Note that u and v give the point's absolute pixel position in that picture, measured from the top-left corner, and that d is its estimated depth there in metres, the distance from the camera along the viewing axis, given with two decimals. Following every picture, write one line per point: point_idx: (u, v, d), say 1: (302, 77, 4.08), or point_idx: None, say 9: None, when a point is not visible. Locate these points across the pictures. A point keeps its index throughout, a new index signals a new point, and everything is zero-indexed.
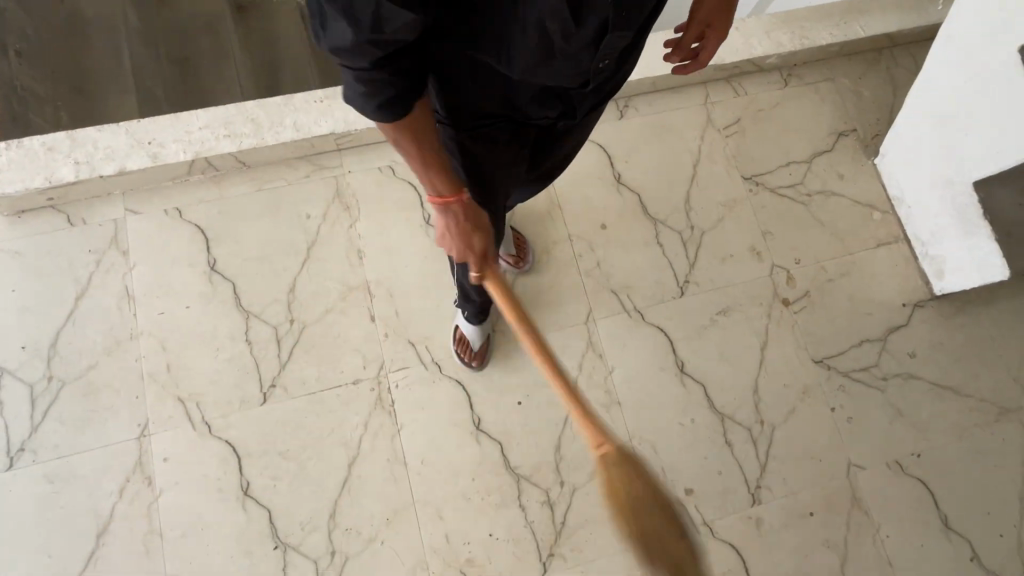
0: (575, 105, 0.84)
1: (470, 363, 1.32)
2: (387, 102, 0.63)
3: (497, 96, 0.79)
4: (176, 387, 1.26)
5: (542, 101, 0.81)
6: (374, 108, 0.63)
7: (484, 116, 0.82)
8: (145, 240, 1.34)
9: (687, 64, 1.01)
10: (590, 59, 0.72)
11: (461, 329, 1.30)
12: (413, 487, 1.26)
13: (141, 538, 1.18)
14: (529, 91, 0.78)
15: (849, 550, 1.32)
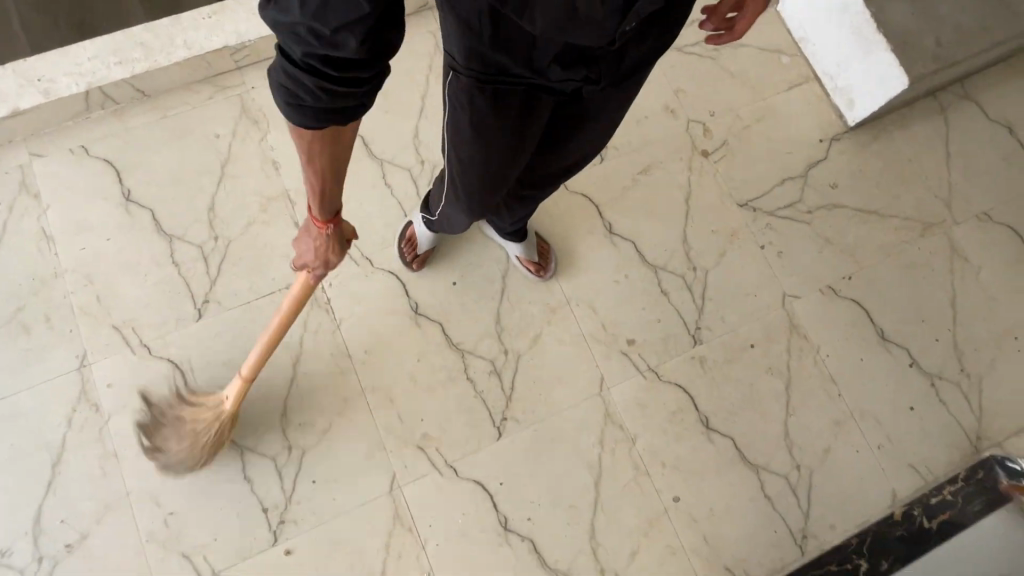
0: (601, 70, 0.74)
1: (409, 263, 1.33)
2: (308, 106, 0.56)
3: (517, 56, 0.68)
4: (109, 317, 1.26)
5: (566, 64, 0.70)
6: (286, 105, 0.56)
7: (500, 79, 0.72)
8: (54, 181, 1.32)
9: (722, 35, 0.84)
10: (619, 22, 0.64)
11: (412, 229, 1.30)
12: (360, 376, 1.28)
13: (95, 464, 1.19)
14: (550, 52, 0.67)
15: (792, 373, 1.37)
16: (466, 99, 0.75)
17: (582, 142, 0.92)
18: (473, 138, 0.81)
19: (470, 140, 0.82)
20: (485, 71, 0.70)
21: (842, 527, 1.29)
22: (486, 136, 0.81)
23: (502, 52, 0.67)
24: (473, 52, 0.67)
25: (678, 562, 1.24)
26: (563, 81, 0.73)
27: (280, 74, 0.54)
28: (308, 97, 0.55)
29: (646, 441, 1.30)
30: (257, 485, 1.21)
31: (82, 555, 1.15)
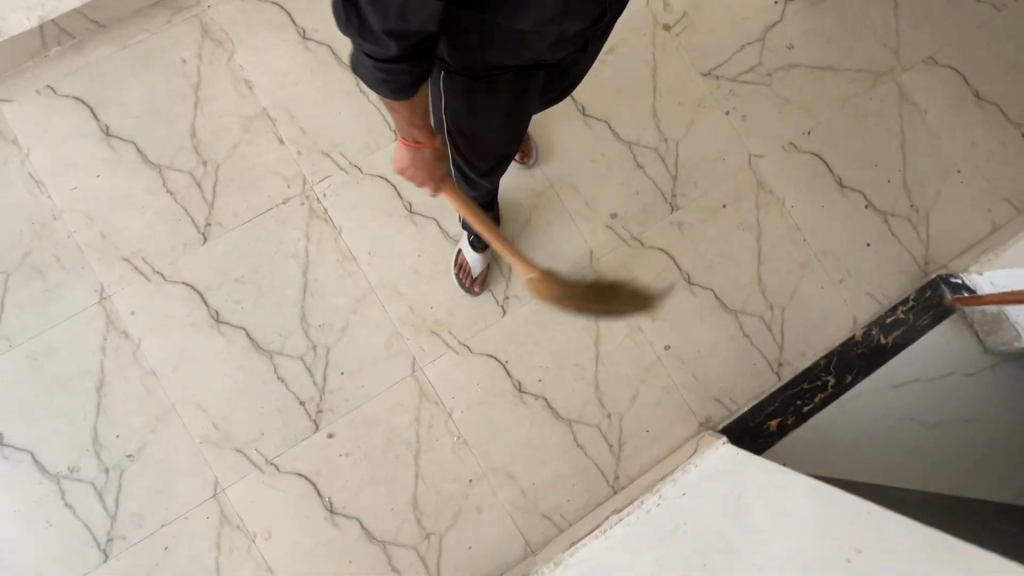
0: (588, 41, 0.81)
1: (470, 288, 1.38)
2: (403, 86, 0.68)
3: (509, 52, 0.76)
4: (117, 249, 1.31)
5: (555, 48, 0.77)
6: (388, 89, 0.68)
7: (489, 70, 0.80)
8: (28, 124, 1.32)
9: None
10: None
11: (463, 255, 1.35)
12: (367, 276, 1.37)
13: (136, 384, 1.29)
14: (542, 44, 0.75)
15: (761, 226, 1.50)
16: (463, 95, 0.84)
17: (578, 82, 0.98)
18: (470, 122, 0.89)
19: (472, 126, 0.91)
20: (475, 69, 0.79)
21: (811, 352, 1.48)
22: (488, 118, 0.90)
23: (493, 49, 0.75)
24: (467, 57, 0.76)
25: (673, 398, 1.42)
26: (555, 57, 0.81)
27: (380, 74, 0.66)
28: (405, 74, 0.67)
29: (636, 301, 1.44)
30: (290, 382, 1.33)
31: (144, 461, 1.27)
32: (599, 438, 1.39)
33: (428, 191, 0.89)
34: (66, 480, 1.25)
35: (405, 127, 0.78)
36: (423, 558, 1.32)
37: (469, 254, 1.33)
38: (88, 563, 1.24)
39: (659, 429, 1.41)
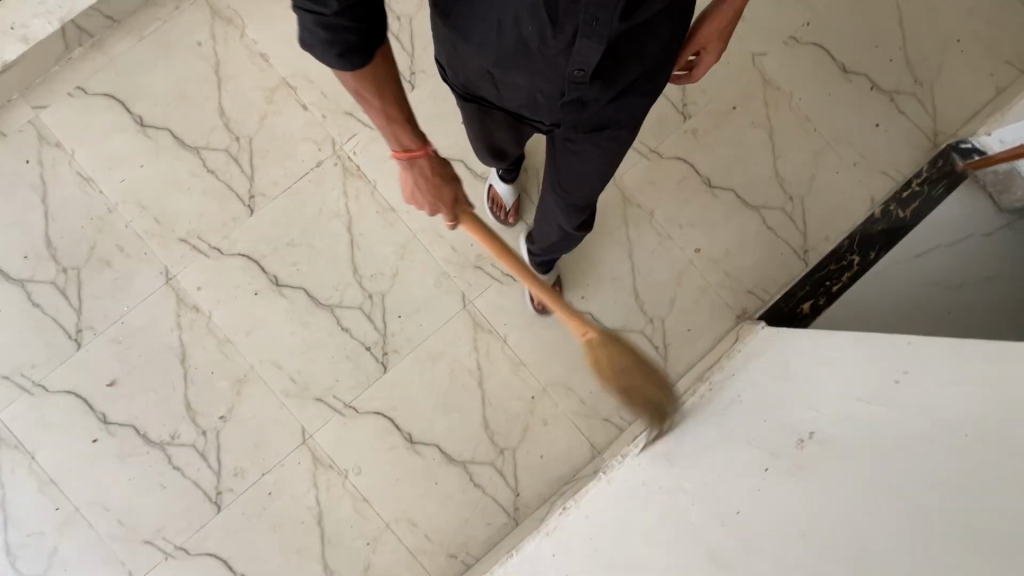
0: (560, 120, 0.87)
1: (504, 219, 1.46)
2: (347, 54, 0.66)
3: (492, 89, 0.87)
4: (174, 232, 1.40)
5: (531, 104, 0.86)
6: (334, 56, 0.66)
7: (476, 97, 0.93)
8: (68, 126, 1.39)
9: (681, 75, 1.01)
10: (563, 67, 0.76)
11: (495, 188, 1.42)
12: (408, 223, 1.45)
13: (216, 352, 1.39)
14: (518, 91, 0.84)
15: (773, 122, 1.55)
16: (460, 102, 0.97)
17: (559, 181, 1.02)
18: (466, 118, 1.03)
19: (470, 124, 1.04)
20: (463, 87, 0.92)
21: (834, 236, 1.55)
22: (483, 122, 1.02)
23: (475, 79, 0.87)
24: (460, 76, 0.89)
25: (710, 297, 1.51)
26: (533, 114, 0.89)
27: (317, 29, 0.63)
28: (348, 33, 0.65)
29: (662, 210, 1.51)
30: (354, 330, 1.42)
31: (236, 420, 1.39)
32: (646, 342, 1.49)
33: (445, 224, 0.90)
34: (170, 446, 1.37)
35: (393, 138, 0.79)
36: (501, 470, 1.44)
37: (500, 187, 1.40)
38: (205, 516, 1.37)
39: (700, 327, 1.50)
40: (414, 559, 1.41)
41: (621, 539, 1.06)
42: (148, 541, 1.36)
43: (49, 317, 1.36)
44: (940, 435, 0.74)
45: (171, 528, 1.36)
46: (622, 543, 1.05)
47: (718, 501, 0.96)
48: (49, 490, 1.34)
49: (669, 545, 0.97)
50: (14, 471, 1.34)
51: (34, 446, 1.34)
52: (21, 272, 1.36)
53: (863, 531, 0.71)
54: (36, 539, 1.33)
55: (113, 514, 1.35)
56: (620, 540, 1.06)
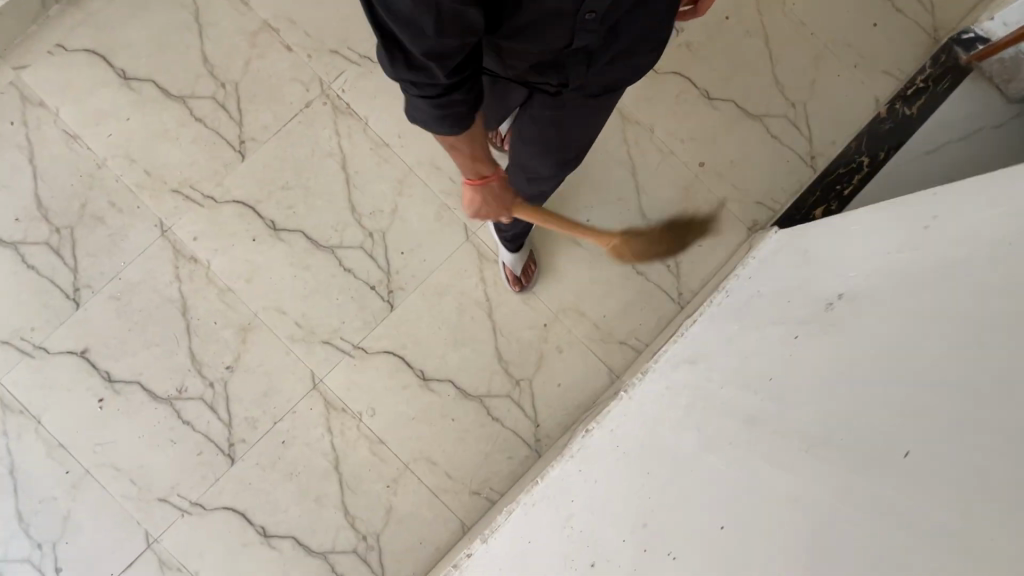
0: (571, 74, 0.81)
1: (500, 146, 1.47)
2: (456, 118, 0.68)
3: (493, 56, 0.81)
4: (165, 184, 1.36)
5: (539, 72, 0.81)
6: (439, 123, 0.68)
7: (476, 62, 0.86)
8: (49, 84, 1.36)
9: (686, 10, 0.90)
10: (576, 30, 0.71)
11: None
12: (404, 158, 1.41)
13: (218, 302, 1.36)
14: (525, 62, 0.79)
15: (768, 29, 1.51)
16: None
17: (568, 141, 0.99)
18: None
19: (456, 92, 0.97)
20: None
21: (841, 140, 1.51)
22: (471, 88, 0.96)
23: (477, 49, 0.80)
24: None
25: (718, 211, 1.47)
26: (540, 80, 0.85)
27: (431, 104, 0.65)
28: (458, 96, 0.65)
29: (662, 127, 1.48)
30: (357, 271, 1.39)
31: (244, 370, 1.35)
32: (656, 261, 1.45)
33: (503, 223, 0.93)
34: (179, 401, 1.34)
35: (471, 167, 0.79)
36: (519, 402, 1.40)
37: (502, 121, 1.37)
38: (219, 469, 1.34)
39: (710, 242, 1.46)
40: (437, 497, 1.37)
41: (650, 434, 1.01)
42: (163, 498, 1.32)
43: (45, 278, 1.33)
44: (977, 249, 0.69)
45: (186, 484, 1.33)
46: (650, 437, 1.00)
47: (747, 373, 0.91)
48: (58, 454, 1.31)
49: (698, 422, 0.92)
50: (21, 437, 1.30)
51: (40, 410, 1.31)
52: (14, 234, 1.33)
53: (905, 350, 0.66)
54: (49, 505, 1.30)
55: (125, 473, 1.32)
56: (649, 435, 1.01)
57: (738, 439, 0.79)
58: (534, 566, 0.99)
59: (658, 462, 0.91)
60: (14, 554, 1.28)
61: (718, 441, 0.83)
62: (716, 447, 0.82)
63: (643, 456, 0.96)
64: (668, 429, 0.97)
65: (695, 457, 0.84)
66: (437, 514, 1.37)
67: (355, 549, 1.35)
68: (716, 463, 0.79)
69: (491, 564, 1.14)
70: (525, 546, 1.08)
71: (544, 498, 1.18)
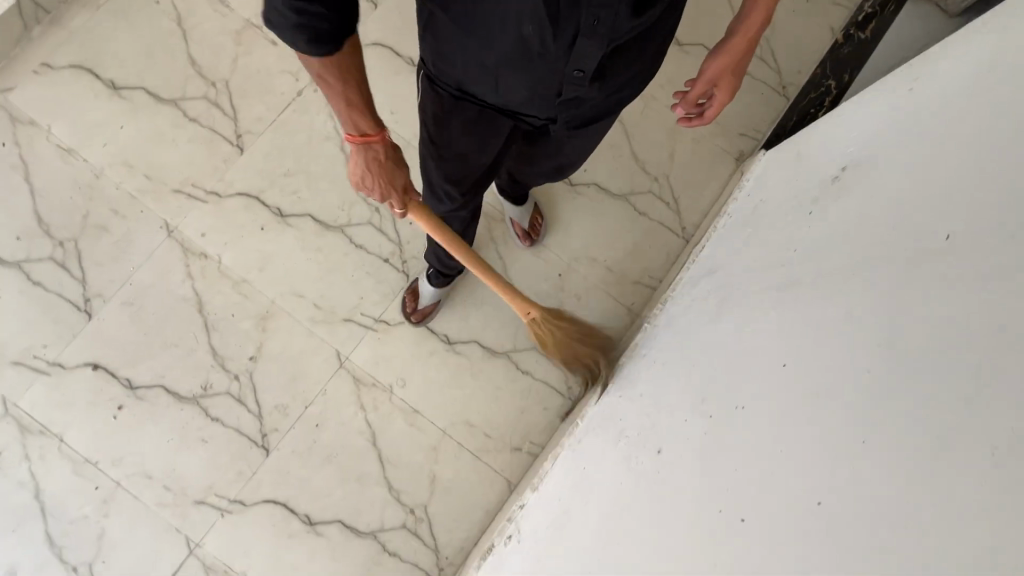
0: (559, 113, 0.89)
1: (410, 316, 1.37)
2: (321, 36, 0.59)
3: (486, 88, 0.84)
4: (166, 184, 1.37)
5: (530, 105, 0.87)
6: (305, 41, 0.59)
7: (469, 95, 0.87)
8: (38, 102, 1.36)
9: (693, 118, 0.93)
10: (565, 67, 0.78)
11: None
12: (400, 133, 1.45)
13: (233, 294, 1.35)
14: (519, 94, 0.84)
15: None
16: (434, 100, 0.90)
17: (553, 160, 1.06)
18: (433, 125, 0.95)
19: (435, 131, 0.96)
20: (458, 82, 0.86)
21: (806, 69, 1.61)
22: (450, 135, 0.95)
23: (472, 79, 0.84)
24: (447, 73, 0.85)
25: (706, 149, 1.54)
26: (530, 112, 0.89)
27: (292, 13, 0.56)
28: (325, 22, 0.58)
29: None
30: (368, 246, 1.40)
31: (268, 358, 1.34)
32: (656, 201, 1.50)
33: (396, 217, 0.80)
34: (205, 397, 1.31)
35: (347, 120, 0.69)
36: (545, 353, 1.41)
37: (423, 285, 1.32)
38: (255, 462, 1.31)
39: (703, 178, 1.52)
40: (479, 459, 1.36)
41: (693, 344, 1.00)
42: (200, 501, 1.28)
43: (53, 293, 1.30)
44: (992, 118, 0.70)
45: (222, 483, 1.29)
46: (692, 346, 1.00)
47: (784, 258, 0.92)
48: (85, 470, 1.26)
49: (740, 317, 0.91)
50: (45, 458, 1.26)
51: (61, 427, 1.27)
52: (16, 253, 1.31)
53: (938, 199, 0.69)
54: (81, 525, 1.25)
55: (158, 480, 1.28)
56: (692, 345, 1.00)
57: (786, 320, 0.79)
58: (585, 495, 0.99)
59: (704, 369, 0.90)
60: None
61: (765, 328, 0.83)
62: (763, 336, 0.82)
63: (689, 367, 0.96)
64: (712, 333, 0.96)
65: (744, 351, 0.83)
66: (481, 477, 1.36)
67: (404, 523, 1.32)
68: (766, 352, 0.79)
69: (546, 505, 1.14)
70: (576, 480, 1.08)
71: (588, 432, 1.19)
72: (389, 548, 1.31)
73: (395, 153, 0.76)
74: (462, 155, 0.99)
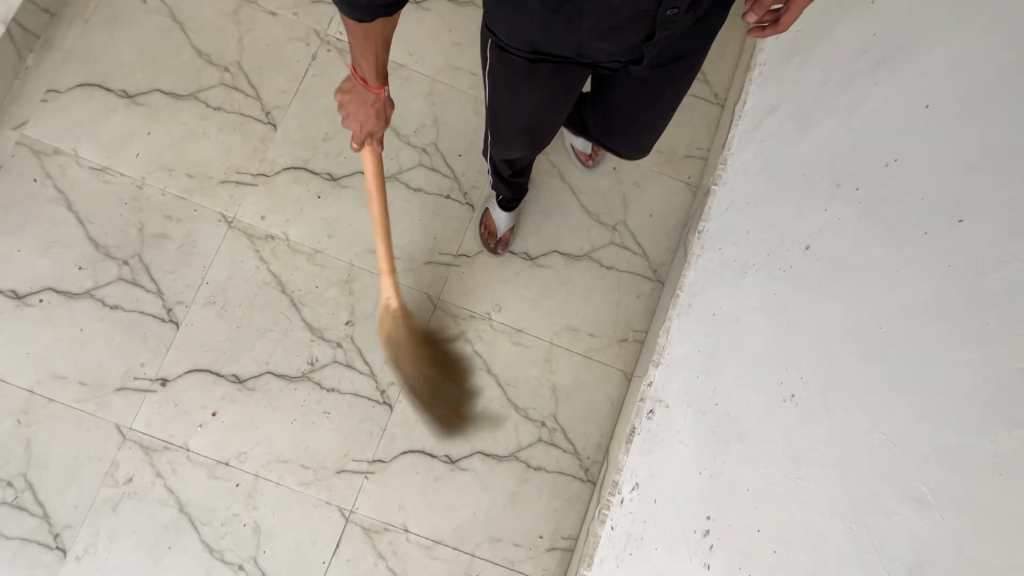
0: (644, 54, 0.82)
1: (493, 247, 1.38)
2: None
3: (570, 44, 0.77)
4: (211, 178, 1.34)
5: (616, 53, 0.81)
6: None
7: (548, 56, 0.79)
8: (57, 130, 1.31)
9: (767, 27, 0.87)
10: (656, 6, 0.72)
11: None
12: (424, 72, 1.44)
13: (310, 267, 1.34)
14: (605, 45, 0.78)
15: None
16: (507, 64, 0.82)
17: (625, 112, 0.98)
18: (503, 86, 0.87)
19: (504, 93, 0.88)
20: (536, 45, 0.77)
21: None
22: (524, 97, 0.87)
23: (557, 41, 0.76)
24: (526, 37, 0.76)
25: None
26: (611, 59, 0.83)
27: None
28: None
29: None
30: (426, 187, 1.40)
31: (363, 318, 1.33)
32: None
33: (351, 150, 0.90)
34: (315, 372, 1.30)
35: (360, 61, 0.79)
36: (624, 246, 1.44)
37: (497, 215, 1.32)
38: (381, 420, 1.31)
39: (722, 44, 1.55)
40: (592, 359, 1.39)
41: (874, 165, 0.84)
42: (341, 470, 1.28)
43: (134, 312, 1.28)
44: None
45: (356, 447, 1.29)
46: (872, 165, 0.84)
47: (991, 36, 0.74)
48: (221, 471, 1.25)
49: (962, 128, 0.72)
50: (177, 470, 1.24)
51: (184, 437, 1.25)
52: (84, 283, 1.27)
53: None
54: (233, 524, 1.24)
55: (294, 462, 1.27)
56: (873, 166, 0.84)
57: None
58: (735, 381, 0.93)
59: (911, 207, 0.74)
60: None
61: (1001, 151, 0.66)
62: (1006, 160, 0.65)
63: (880, 196, 0.80)
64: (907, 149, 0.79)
65: (981, 179, 0.67)
66: (598, 376, 1.38)
67: (540, 438, 1.34)
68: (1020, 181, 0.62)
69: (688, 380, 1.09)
70: (730, 354, 0.98)
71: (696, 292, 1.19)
72: (534, 464, 1.33)
73: (382, 104, 0.87)
74: (538, 117, 0.92)
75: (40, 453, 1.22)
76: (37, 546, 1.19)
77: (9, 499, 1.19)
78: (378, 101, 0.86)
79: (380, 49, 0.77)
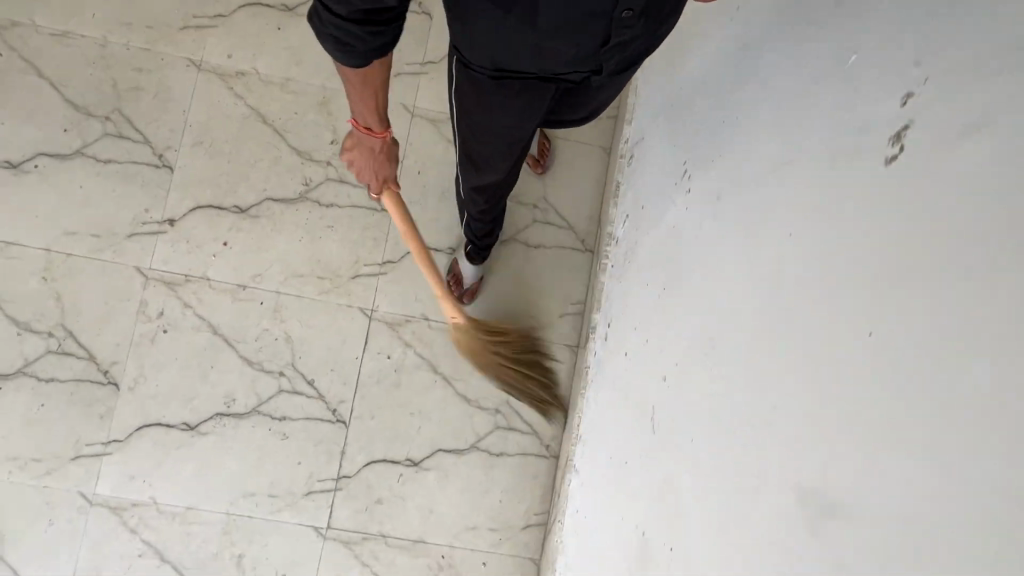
0: (604, 62, 0.80)
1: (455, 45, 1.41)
2: (354, 55, 0.67)
3: (529, 61, 0.77)
4: (170, 27, 1.36)
5: (574, 62, 0.79)
6: (339, 52, 0.67)
7: (509, 71, 0.80)
8: (10, 4, 1.33)
9: None
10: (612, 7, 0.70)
11: None
12: None
13: (285, 96, 1.38)
14: (564, 55, 0.77)
15: None
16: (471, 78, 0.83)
17: (594, 103, 0.95)
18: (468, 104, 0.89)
19: (472, 110, 0.89)
20: (495, 63, 0.78)
21: None
22: (492, 119, 0.89)
23: (516, 57, 0.77)
24: (487, 55, 0.77)
25: None
26: (570, 70, 0.81)
27: (332, 29, 0.64)
28: (357, 40, 0.65)
29: None
30: None
31: (346, 135, 1.38)
32: None
33: (368, 196, 0.95)
34: (311, 191, 1.36)
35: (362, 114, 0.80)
36: None
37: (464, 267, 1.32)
38: (383, 226, 1.37)
39: None
40: (571, 143, 1.45)
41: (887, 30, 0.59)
42: (355, 275, 1.36)
43: (126, 163, 1.33)
44: None
45: (365, 253, 1.36)
46: None
47: None
48: (244, 293, 1.33)
49: None
50: (203, 299, 1.32)
51: (202, 268, 1.33)
52: (71, 143, 1.32)
53: None
54: (267, 338, 1.33)
55: (310, 275, 1.35)
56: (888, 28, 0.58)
57: None
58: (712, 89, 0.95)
59: (860, 112, 0.58)
60: (267, 393, 1.32)
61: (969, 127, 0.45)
62: None
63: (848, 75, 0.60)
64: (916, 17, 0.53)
65: None
66: (580, 155, 1.45)
67: (534, 219, 1.42)
68: None
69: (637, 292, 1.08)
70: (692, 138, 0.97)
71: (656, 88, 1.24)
72: (534, 245, 1.42)
73: (388, 151, 0.89)
74: (505, 138, 0.93)
75: (72, 302, 1.29)
76: (90, 384, 1.28)
77: (54, 347, 1.28)
78: (386, 146, 0.87)
79: (376, 100, 0.78)
